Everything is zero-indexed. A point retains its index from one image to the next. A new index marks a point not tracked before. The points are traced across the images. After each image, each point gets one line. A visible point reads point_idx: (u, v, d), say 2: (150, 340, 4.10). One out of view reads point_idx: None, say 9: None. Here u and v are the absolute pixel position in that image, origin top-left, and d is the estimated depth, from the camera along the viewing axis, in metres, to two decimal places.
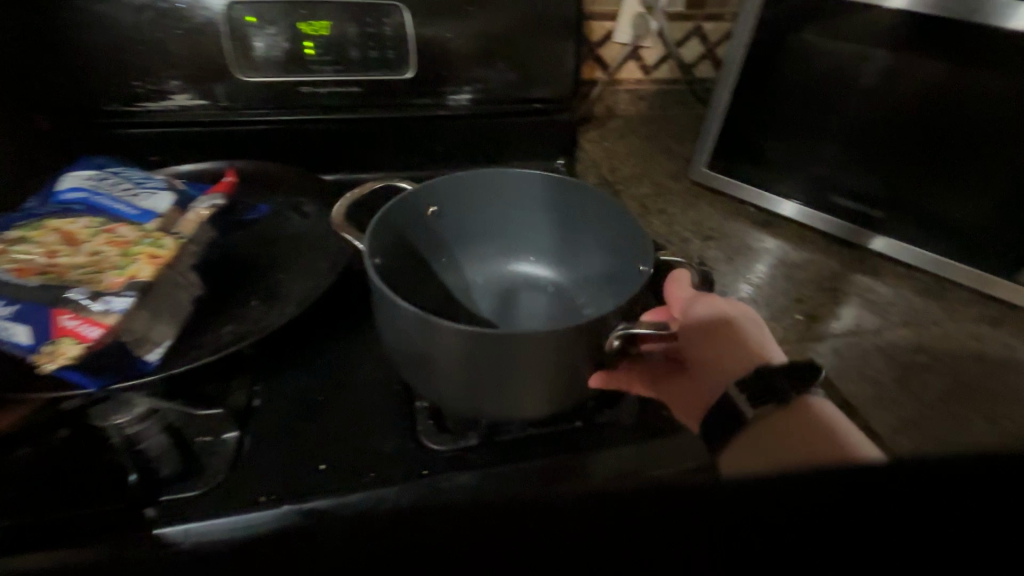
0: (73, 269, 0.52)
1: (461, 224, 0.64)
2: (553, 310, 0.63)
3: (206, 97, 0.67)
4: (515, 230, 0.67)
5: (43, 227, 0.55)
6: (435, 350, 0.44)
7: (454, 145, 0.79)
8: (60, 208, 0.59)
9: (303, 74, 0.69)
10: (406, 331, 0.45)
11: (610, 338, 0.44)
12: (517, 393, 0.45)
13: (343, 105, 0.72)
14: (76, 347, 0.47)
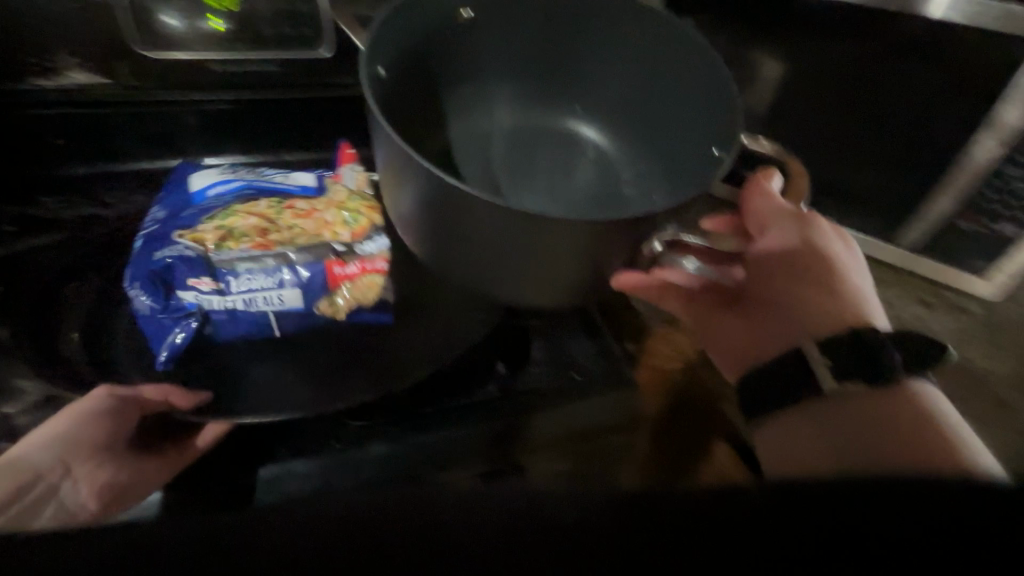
0: (317, 236, 0.65)
1: (491, 48, 0.67)
2: (599, 180, 0.70)
3: (109, 76, 0.65)
4: (568, 92, 0.71)
5: (235, 212, 0.66)
6: (470, 219, 0.48)
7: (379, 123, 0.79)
8: (227, 197, 0.67)
9: (214, 51, 0.66)
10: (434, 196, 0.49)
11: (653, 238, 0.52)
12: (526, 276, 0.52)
13: (260, 84, 0.70)
14: (350, 288, 0.64)
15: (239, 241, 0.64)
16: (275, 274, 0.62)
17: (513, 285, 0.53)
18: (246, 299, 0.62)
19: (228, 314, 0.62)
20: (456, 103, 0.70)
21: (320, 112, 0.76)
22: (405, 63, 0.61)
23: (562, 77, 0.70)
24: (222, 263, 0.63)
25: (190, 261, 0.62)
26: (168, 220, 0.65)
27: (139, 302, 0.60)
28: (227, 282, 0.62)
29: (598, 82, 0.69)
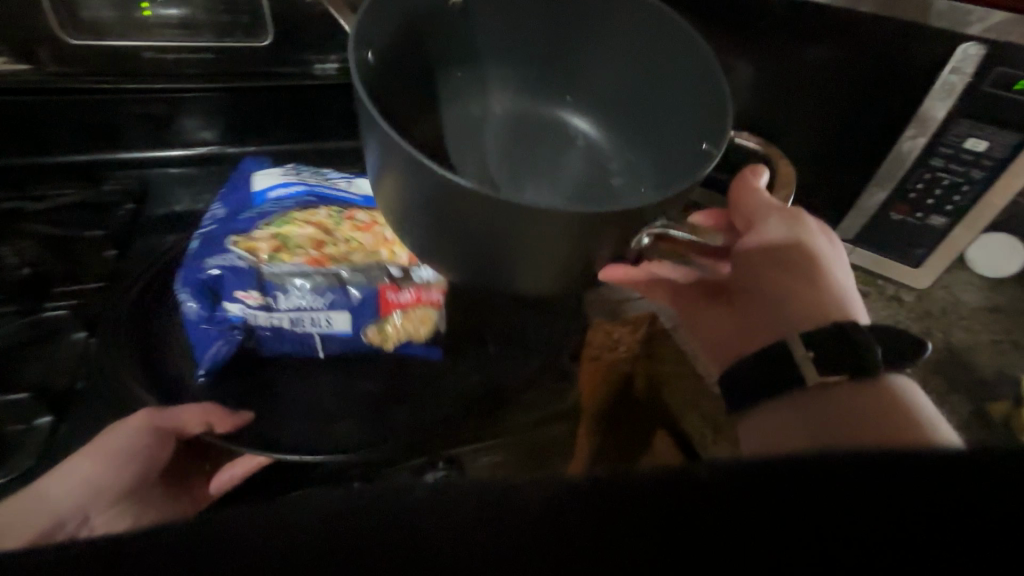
0: (373, 254, 0.65)
1: (486, 29, 0.66)
2: (586, 168, 0.69)
3: (31, 63, 0.62)
4: (564, 78, 0.69)
5: (293, 219, 0.65)
6: (460, 211, 0.46)
7: (332, 113, 0.77)
8: (284, 200, 0.67)
9: (144, 39, 0.64)
10: (423, 190, 0.46)
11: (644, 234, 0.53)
12: (522, 262, 0.48)
13: (196, 74, 0.68)
14: (426, 311, 0.64)
15: (295, 254, 0.62)
16: (323, 292, 0.61)
17: (509, 271, 0.50)
18: (294, 316, 0.61)
19: (274, 330, 0.60)
20: (453, 91, 0.69)
21: (266, 104, 0.74)
22: (399, 44, 0.59)
23: (552, 63, 0.69)
24: (274, 278, 0.61)
25: (244, 270, 0.60)
26: (224, 223, 0.65)
27: (190, 309, 0.59)
28: (274, 298, 0.60)
29: (590, 69, 0.67)
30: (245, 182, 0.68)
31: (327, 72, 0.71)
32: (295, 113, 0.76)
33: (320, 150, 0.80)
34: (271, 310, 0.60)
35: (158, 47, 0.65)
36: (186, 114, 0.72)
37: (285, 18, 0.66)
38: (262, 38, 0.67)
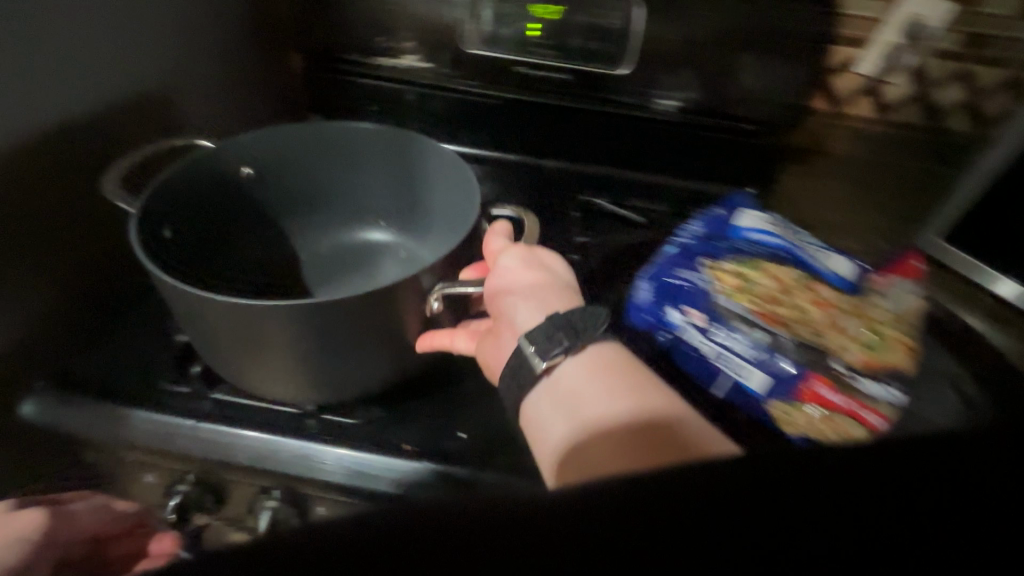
0: (818, 335, 0.39)
1: (298, 184, 0.54)
2: (369, 279, 0.52)
3: (433, 61, 0.66)
4: (338, 191, 0.55)
5: (756, 266, 0.43)
6: (254, 335, 0.35)
7: (653, 151, 0.69)
8: (746, 249, 0.45)
9: (519, 54, 0.64)
10: (214, 328, 0.35)
11: (429, 301, 0.37)
12: (325, 372, 0.38)
13: (558, 95, 0.67)
14: (841, 425, 0.36)
15: (745, 298, 0.41)
16: (758, 348, 0.38)
17: (362, 376, 0.39)
18: (717, 353, 0.39)
19: (694, 353, 0.40)
20: (314, 231, 0.56)
21: (597, 132, 0.69)
22: (214, 197, 0.50)
23: (320, 197, 0.55)
24: (726, 310, 0.40)
25: (699, 290, 0.41)
26: (700, 242, 0.46)
27: (638, 291, 0.43)
28: (715, 329, 0.39)
29: (356, 184, 0.55)
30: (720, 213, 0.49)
31: (475, 64, 0.66)
32: (624, 149, 0.69)
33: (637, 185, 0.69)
34: (702, 336, 0.40)
35: (392, 54, 0.66)
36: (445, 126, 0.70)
37: (440, 41, 0.64)
38: (326, 26, 0.64)
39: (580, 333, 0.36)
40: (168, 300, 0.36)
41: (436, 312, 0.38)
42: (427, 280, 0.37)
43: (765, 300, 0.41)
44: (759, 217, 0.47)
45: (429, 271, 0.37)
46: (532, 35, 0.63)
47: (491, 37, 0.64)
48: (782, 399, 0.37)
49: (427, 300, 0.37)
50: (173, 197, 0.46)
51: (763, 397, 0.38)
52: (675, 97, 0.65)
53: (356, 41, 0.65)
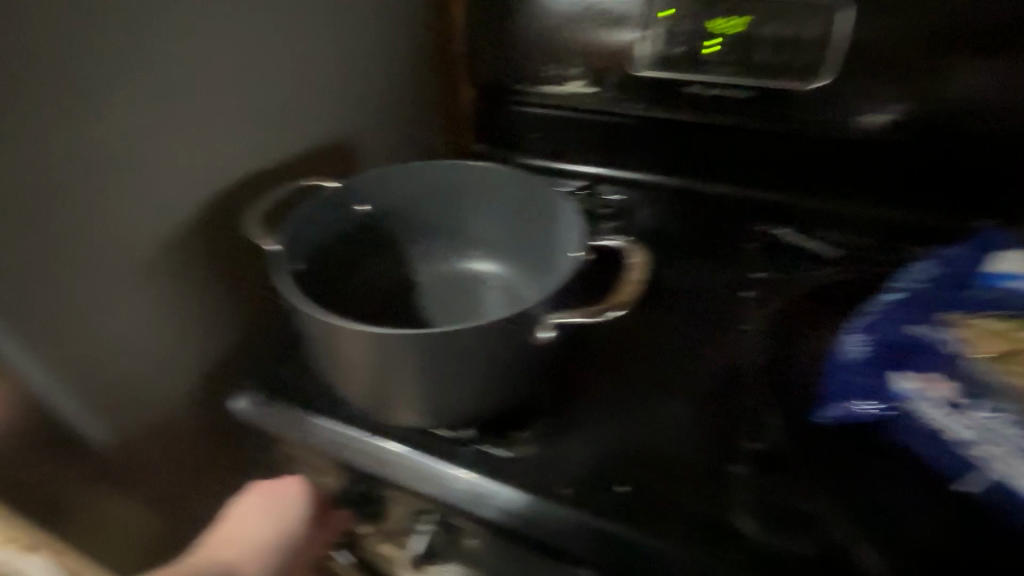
0: None
1: (410, 217, 0.51)
2: (477, 312, 0.48)
3: (599, 85, 0.64)
4: (443, 220, 0.52)
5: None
6: (387, 367, 0.36)
7: (848, 174, 0.59)
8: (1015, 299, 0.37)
9: (695, 74, 0.60)
10: (357, 357, 0.37)
11: (537, 331, 0.36)
12: (443, 397, 0.38)
13: (730, 112, 0.61)
14: None
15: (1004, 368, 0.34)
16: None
17: (474, 403, 0.39)
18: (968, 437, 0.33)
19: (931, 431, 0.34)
20: (425, 262, 0.52)
21: (779, 155, 0.61)
22: (343, 240, 0.48)
23: (433, 229, 0.52)
24: (998, 385, 0.33)
25: (942, 359, 0.35)
26: (942, 288, 0.39)
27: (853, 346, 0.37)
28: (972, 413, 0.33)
29: (467, 217, 0.52)
30: (974, 247, 0.40)
31: (641, 86, 0.62)
32: (809, 168, 0.61)
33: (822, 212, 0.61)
34: (947, 412, 0.33)
35: (559, 82, 0.66)
36: (608, 152, 0.69)
37: (601, 65, 0.63)
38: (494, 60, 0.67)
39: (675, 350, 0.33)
40: (305, 328, 0.38)
41: (548, 339, 0.36)
42: (536, 309, 0.35)
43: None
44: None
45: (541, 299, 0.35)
46: (708, 51, 0.58)
47: (662, 58, 0.60)
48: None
49: (539, 330, 0.36)
50: (311, 235, 0.44)
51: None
52: (888, 108, 0.55)
53: (526, 73, 0.67)
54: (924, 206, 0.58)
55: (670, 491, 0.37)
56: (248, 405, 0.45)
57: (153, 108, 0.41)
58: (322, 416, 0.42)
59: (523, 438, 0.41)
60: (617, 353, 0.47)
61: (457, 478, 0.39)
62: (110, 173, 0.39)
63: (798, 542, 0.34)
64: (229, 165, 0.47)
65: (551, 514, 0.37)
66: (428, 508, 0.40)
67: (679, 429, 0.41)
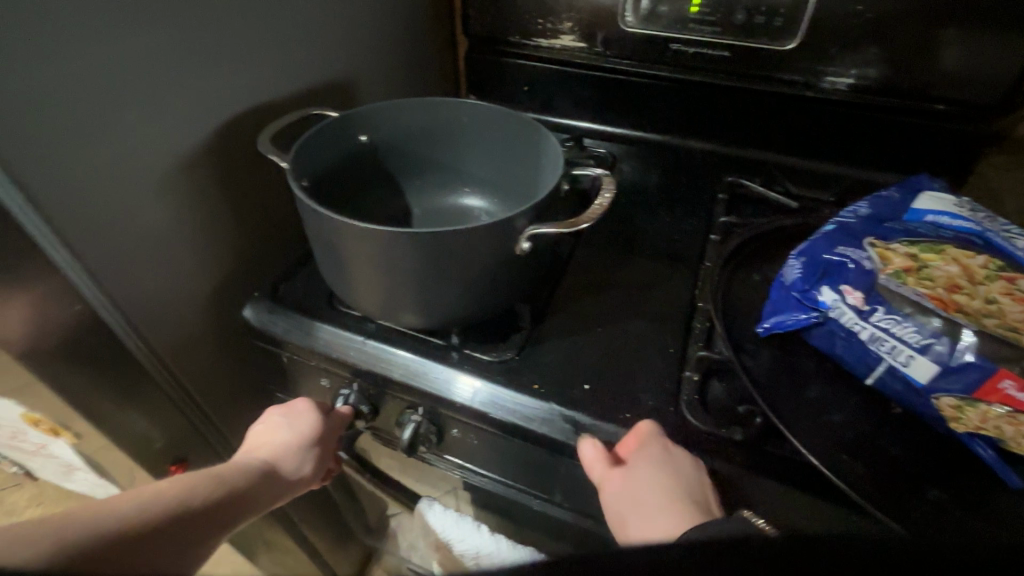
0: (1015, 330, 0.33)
1: (405, 152, 0.55)
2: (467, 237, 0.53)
3: (586, 40, 0.67)
4: (437, 155, 0.56)
5: (938, 250, 0.38)
6: (385, 267, 0.41)
7: (811, 131, 0.65)
8: (929, 231, 0.40)
9: (676, 32, 0.63)
10: (357, 256, 0.41)
11: (520, 242, 0.41)
12: (433, 300, 0.43)
13: (706, 70, 0.65)
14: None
15: (916, 281, 0.36)
16: (929, 334, 0.34)
17: (461, 308, 0.44)
18: (874, 336, 0.37)
19: (847, 334, 0.38)
20: (419, 194, 0.58)
21: (751, 111, 0.66)
22: (345, 167, 0.52)
23: (426, 163, 0.57)
24: (895, 293, 0.36)
25: (863, 271, 0.38)
26: (868, 222, 0.42)
27: (789, 269, 0.41)
28: (877, 314, 0.36)
29: (458, 154, 0.56)
30: (901, 195, 0.44)
31: (627, 42, 0.66)
32: (774, 125, 0.66)
33: (786, 167, 0.67)
34: (859, 317, 0.37)
35: (550, 37, 0.69)
36: (595, 105, 0.74)
37: (593, 20, 0.66)
38: (492, 10, 0.70)
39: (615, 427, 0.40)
40: (307, 225, 0.43)
41: (526, 251, 0.42)
42: (519, 223, 0.40)
43: (945, 287, 0.36)
44: (945, 199, 0.42)
45: (524, 215, 0.40)
46: (692, 10, 0.61)
47: (649, 16, 0.63)
48: (954, 393, 0.34)
49: (518, 242, 0.41)
50: (317, 157, 0.48)
51: (925, 386, 0.35)
52: (852, 71, 0.59)
53: (519, 26, 0.69)
54: (879, 163, 0.64)
55: (628, 389, 0.43)
56: (256, 313, 0.49)
57: (177, 44, 0.43)
58: (326, 322, 0.48)
59: (502, 344, 0.46)
60: (591, 282, 0.53)
61: (449, 376, 0.44)
62: (139, 99, 0.42)
63: (729, 431, 0.38)
64: (239, 98, 0.50)
65: (524, 403, 0.42)
66: (417, 403, 0.46)
67: (641, 341, 0.47)
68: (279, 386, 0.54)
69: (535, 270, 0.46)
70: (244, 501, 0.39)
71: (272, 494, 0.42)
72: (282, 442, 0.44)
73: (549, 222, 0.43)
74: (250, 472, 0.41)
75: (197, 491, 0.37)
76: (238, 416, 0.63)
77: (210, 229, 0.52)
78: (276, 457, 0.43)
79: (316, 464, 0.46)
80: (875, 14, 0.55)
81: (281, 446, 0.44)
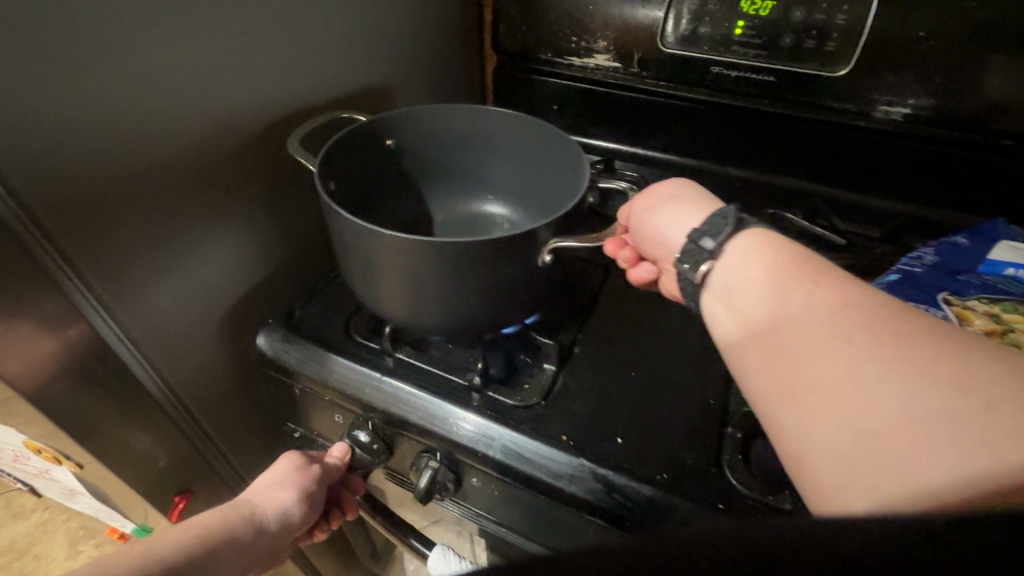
0: None
1: (430, 156, 0.53)
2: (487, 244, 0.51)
3: (621, 60, 0.64)
4: (459, 160, 0.54)
5: None
6: (399, 275, 0.39)
7: (861, 162, 0.61)
8: (1011, 288, 0.36)
9: (719, 55, 0.60)
10: (382, 265, 0.39)
11: (541, 254, 0.39)
12: (453, 311, 0.40)
13: (749, 95, 0.61)
14: None
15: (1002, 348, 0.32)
16: None
17: (478, 324, 0.42)
18: None
19: None
20: (442, 199, 0.55)
21: (796, 137, 0.62)
22: (369, 171, 0.50)
23: (450, 170, 0.54)
24: None
25: None
26: (938, 272, 0.38)
27: None
28: None
29: (481, 160, 0.53)
30: (978, 243, 0.40)
31: (665, 63, 0.62)
32: (820, 155, 0.62)
33: (829, 199, 0.64)
34: None
35: (584, 55, 0.66)
36: (627, 127, 0.70)
37: (630, 40, 0.63)
38: (523, 25, 0.67)
39: (606, 480, 0.38)
40: (334, 231, 0.41)
41: (547, 264, 0.40)
42: (543, 233, 0.38)
43: None
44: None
45: (546, 226, 0.38)
46: (735, 32, 0.58)
47: (689, 36, 0.60)
48: None
49: (539, 253, 0.39)
50: (340, 164, 0.46)
51: None
52: (909, 101, 0.55)
53: (551, 44, 0.67)
54: (935, 201, 0.60)
55: (666, 445, 0.39)
56: (269, 342, 0.47)
57: (195, 60, 0.41)
58: (342, 354, 0.45)
59: (527, 388, 0.43)
60: (623, 320, 0.49)
61: (460, 417, 0.41)
62: (154, 117, 0.40)
63: (778, 499, 0.35)
64: (258, 116, 0.48)
65: (550, 457, 0.39)
66: (435, 448, 0.43)
67: (677, 389, 0.43)
68: (290, 417, 0.51)
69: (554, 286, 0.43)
70: (220, 551, 0.38)
71: (256, 539, 0.40)
72: (259, 483, 0.43)
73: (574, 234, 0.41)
74: (228, 512, 0.40)
75: (163, 544, 0.35)
76: (247, 440, 0.60)
77: (224, 250, 0.50)
78: (254, 495, 0.42)
79: (305, 502, 0.43)
80: (937, 41, 0.51)
81: (258, 486, 0.43)
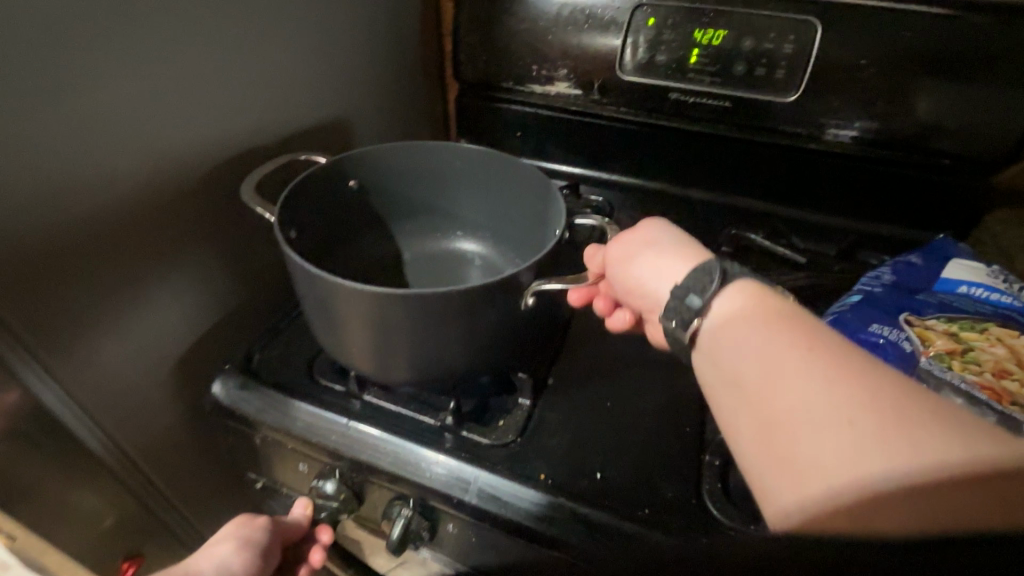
0: None
1: (397, 195, 0.52)
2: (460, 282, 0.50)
3: (582, 88, 0.65)
4: (428, 198, 0.52)
5: (982, 330, 0.35)
6: (365, 323, 0.37)
7: (815, 183, 0.63)
8: (965, 306, 0.38)
9: (676, 82, 0.61)
10: (343, 312, 0.37)
11: (525, 297, 0.38)
12: (420, 358, 0.38)
13: (706, 120, 0.62)
14: None
15: (962, 367, 0.33)
16: None
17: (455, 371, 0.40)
18: None
19: None
20: (409, 236, 0.54)
21: (754, 160, 0.64)
22: (331, 213, 0.48)
23: (418, 207, 0.53)
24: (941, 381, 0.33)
25: (904, 352, 0.35)
26: (898, 293, 0.39)
27: None
28: None
29: (450, 197, 0.52)
30: (932, 261, 0.42)
31: (624, 90, 0.63)
32: (777, 177, 0.64)
33: (787, 219, 0.65)
34: None
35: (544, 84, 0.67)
36: (591, 153, 0.71)
37: (590, 69, 0.64)
38: (484, 55, 0.67)
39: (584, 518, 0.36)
40: (293, 276, 0.39)
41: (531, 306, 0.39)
42: (523, 277, 0.37)
43: (995, 372, 0.33)
44: (975, 269, 0.40)
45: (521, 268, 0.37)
46: (691, 61, 0.60)
47: (647, 65, 0.62)
48: None
49: (522, 298, 0.38)
50: (298, 206, 0.45)
51: None
52: (855, 124, 0.57)
53: (512, 73, 0.67)
54: (886, 218, 0.62)
55: (645, 478, 0.38)
56: (225, 389, 0.44)
57: (140, 96, 0.40)
58: (305, 400, 0.43)
59: (502, 426, 0.42)
60: (595, 350, 0.49)
61: (430, 460, 0.40)
62: (94, 157, 0.38)
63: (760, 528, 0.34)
64: (211, 152, 0.46)
65: (522, 496, 0.38)
66: (407, 494, 0.41)
67: (654, 419, 0.42)
68: (250, 466, 0.48)
69: (533, 327, 0.42)
70: None
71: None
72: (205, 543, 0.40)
73: (552, 276, 0.40)
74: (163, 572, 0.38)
75: None
76: (205, 493, 0.56)
77: (174, 294, 0.47)
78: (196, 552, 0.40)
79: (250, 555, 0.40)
80: (877, 69, 0.54)
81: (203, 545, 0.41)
